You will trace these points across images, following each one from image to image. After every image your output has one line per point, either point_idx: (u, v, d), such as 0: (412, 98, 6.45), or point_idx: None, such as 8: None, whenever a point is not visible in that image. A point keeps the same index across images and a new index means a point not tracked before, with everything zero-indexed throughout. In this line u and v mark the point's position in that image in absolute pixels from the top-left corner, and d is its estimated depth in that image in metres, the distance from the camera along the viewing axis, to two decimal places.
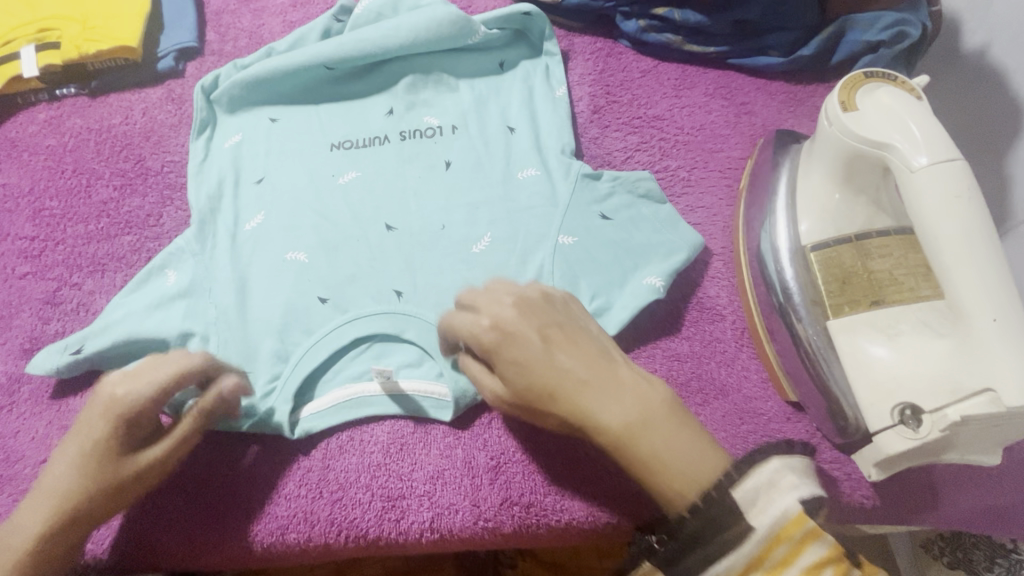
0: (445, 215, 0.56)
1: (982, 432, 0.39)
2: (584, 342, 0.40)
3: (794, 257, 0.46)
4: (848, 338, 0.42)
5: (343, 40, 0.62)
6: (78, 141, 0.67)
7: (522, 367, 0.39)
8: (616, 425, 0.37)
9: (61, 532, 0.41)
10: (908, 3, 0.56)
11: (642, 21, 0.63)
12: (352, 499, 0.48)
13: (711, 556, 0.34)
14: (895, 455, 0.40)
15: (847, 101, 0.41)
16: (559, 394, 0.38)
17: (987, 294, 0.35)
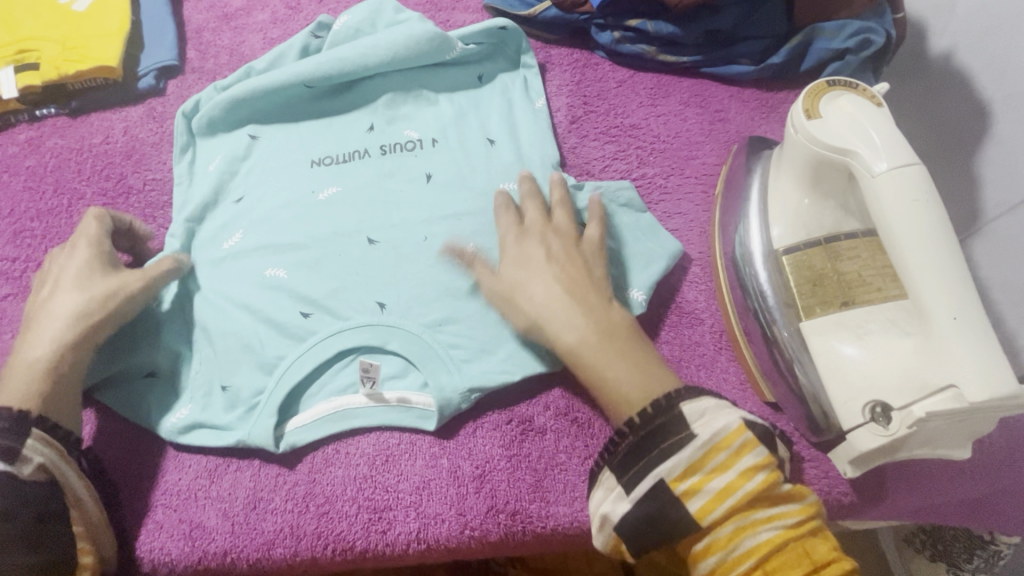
0: (427, 226, 0.57)
1: (951, 428, 0.40)
2: (579, 279, 0.47)
3: (766, 260, 0.47)
4: (819, 338, 0.44)
5: (321, 59, 0.63)
6: (59, 161, 0.67)
7: (517, 283, 0.49)
8: (571, 342, 0.45)
9: (73, 345, 0.48)
10: (871, 11, 0.58)
11: (617, 32, 0.64)
12: (339, 512, 0.48)
13: (655, 458, 0.40)
14: (869, 452, 0.41)
15: (811, 107, 0.43)
16: (536, 312, 0.47)
17: (947, 293, 0.36)
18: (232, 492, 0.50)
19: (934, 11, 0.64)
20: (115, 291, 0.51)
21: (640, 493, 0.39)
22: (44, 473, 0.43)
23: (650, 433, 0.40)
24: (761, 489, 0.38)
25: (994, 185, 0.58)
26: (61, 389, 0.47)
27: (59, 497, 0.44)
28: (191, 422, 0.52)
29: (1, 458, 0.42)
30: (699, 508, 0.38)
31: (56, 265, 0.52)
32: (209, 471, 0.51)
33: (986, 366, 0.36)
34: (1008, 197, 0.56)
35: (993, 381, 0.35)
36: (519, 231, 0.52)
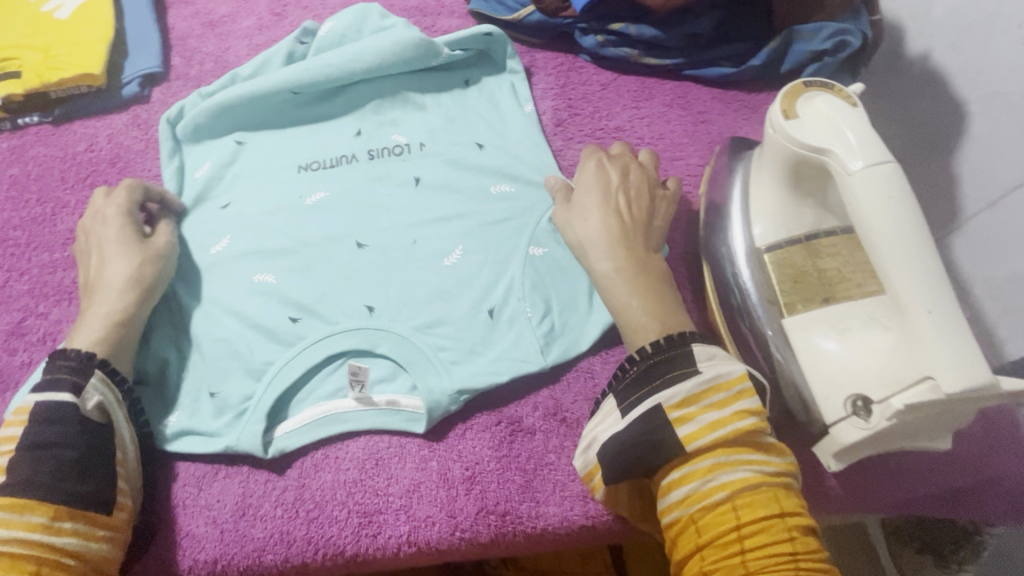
0: (415, 230, 0.57)
1: (932, 419, 0.40)
2: (628, 222, 0.48)
3: (750, 258, 0.48)
4: (801, 334, 0.44)
5: (307, 65, 0.63)
6: (42, 170, 0.67)
7: (574, 209, 0.50)
8: (603, 273, 0.47)
9: (135, 301, 0.52)
10: (850, 12, 0.59)
11: (600, 36, 0.65)
12: (329, 517, 0.48)
13: (660, 385, 0.41)
14: (852, 445, 0.42)
15: (788, 108, 0.44)
16: (579, 238, 0.49)
17: (920, 287, 0.37)
18: (221, 499, 0.50)
19: (911, 13, 0.65)
20: (159, 252, 0.55)
21: (635, 414, 0.41)
22: (101, 411, 0.45)
23: (666, 363, 0.41)
24: (748, 431, 0.38)
25: (972, 181, 0.59)
26: (129, 339, 0.51)
27: (110, 438, 0.46)
28: (179, 429, 0.51)
29: (70, 392, 0.45)
30: (687, 434, 0.39)
31: (95, 238, 0.55)
32: (198, 478, 0.51)
33: (965, 360, 0.36)
34: (986, 192, 0.58)
35: (969, 373, 0.35)
36: (592, 164, 0.53)
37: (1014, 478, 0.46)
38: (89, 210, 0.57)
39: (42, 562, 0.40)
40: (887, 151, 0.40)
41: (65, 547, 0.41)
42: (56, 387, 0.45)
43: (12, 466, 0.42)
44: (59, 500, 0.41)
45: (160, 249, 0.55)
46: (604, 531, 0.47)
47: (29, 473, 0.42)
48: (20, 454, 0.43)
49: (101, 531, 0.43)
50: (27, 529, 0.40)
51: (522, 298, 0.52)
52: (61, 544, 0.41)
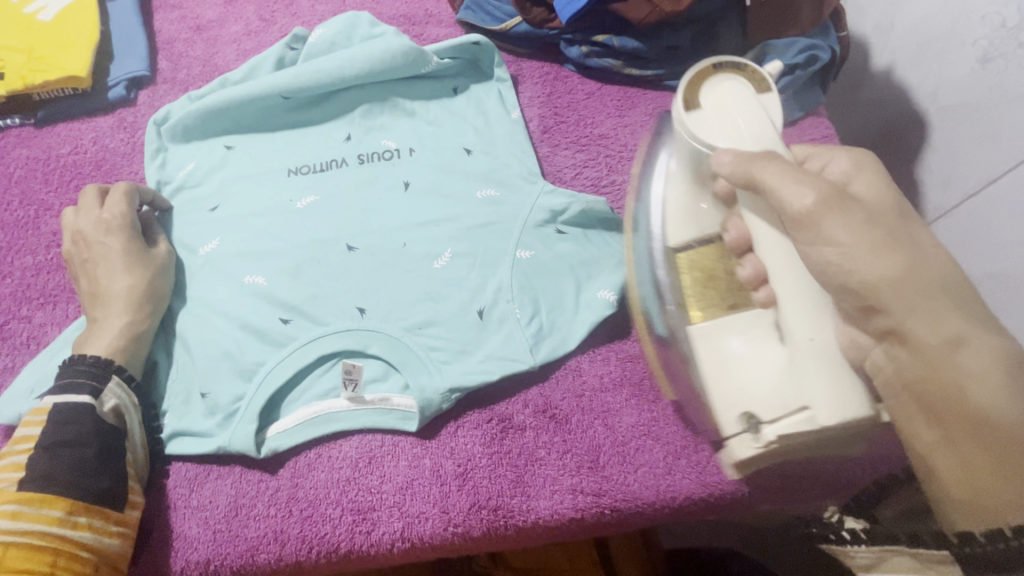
0: (405, 233, 0.58)
1: (823, 442, 0.42)
2: (925, 285, 0.37)
3: (665, 261, 0.48)
4: (706, 341, 0.45)
5: (298, 71, 0.64)
6: (25, 172, 0.66)
7: (870, 259, 0.37)
8: (974, 391, 0.35)
9: (145, 312, 0.53)
10: (818, 29, 0.64)
11: (585, 47, 0.67)
12: (323, 515, 0.48)
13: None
14: (748, 460, 0.44)
15: (692, 97, 0.45)
16: (905, 321, 0.37)
17: (803, 316, 0.40)
18: (213, 500, 0.50)
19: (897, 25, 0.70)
20: (161, 262, 0.57)
21: None
22: (116, 412, 0.48)
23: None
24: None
25: (956, 182, 0.65)
26: (143, 348, 0.52)
27: (123, 438, 0.48)
28: (171, 431, 0.52)
29: (89, 394, 0.47)
30: None
31: (95, 249, 0.55)
32: (189, 480, 0.51)
33: (840, 392, 0.38)
34: (965, 188, 0.64)
35: (842, 401, 0.38)
36: (888, 218, 0.39)
37: None
38: (86, 217, 0.56)
39: (58, 554, 0.41)
40: (773, 137, 0.44)
41: (81, 541, 0.43)
42: (72, 389, 0.47)
43: (28, 464, 0.44)
44: (74, 494, 0.43)
45: (162, 262, 0.57)
46: (593, 524, 0.48)
47: (46, 469, 0.44)
48: (37, 451, 0.44)
49: (114, 526, 0.45)
50: (44, 523, 0.42)
51: (510, 299, 0.54)
52: (77, 538, 0.42)
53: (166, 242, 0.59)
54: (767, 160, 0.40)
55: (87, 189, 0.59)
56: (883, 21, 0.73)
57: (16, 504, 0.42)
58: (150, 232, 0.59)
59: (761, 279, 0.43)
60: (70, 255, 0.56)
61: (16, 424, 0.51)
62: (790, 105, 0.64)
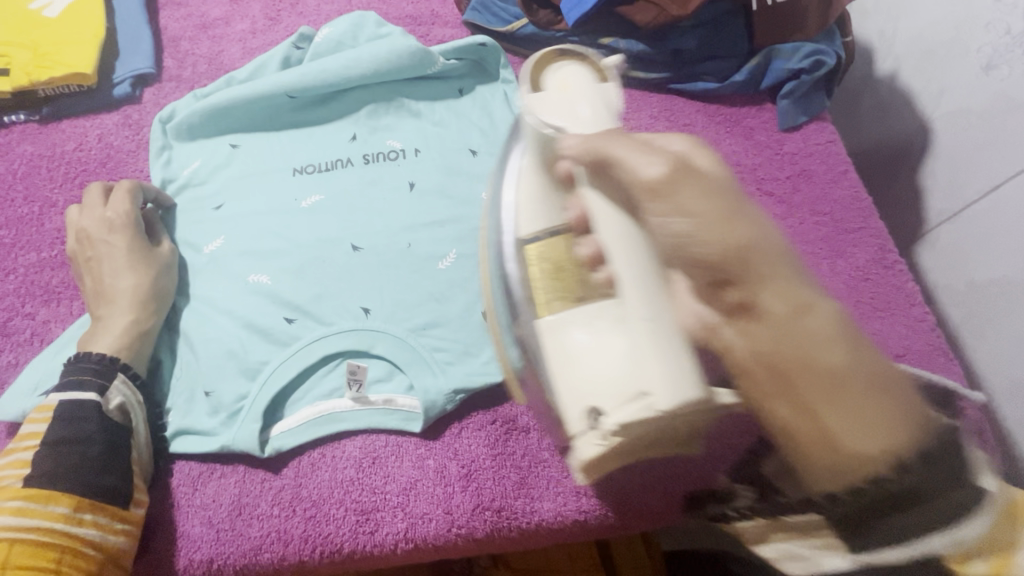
0: (410, 233, 0.58)
1: (663, 436, 0.38)
2: (771, 251, 0.33)
3: (515, 251, 0.44)
4: (554, 336, 0.40)
5: (304, 70, 0.64)
6: (30, 168, 0.66)
7: (711, 226, 0.33)
8: (831, 357, 0.31)
9: (150, 310, 0.53)
10: (823, 34, 0.64)
11: (591, 49, 0.67)
12: (326, 515, 0.48)
13: (934, 523, 0.31)
14: (595, 462, 0.40)
15: (535, 80, 0.44)
16: (757, 290, 0.32)
17: (642, 294, 0.36)
18: (216, 499, 0.50)
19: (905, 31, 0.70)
20: (165, 260, 0.57)
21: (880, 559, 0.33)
22: (121, 410, 0.48)
23: (922, 497, 0.30)
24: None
25: (957, 189, 0.66)
26: (148, 346, 0.52)
27: (129, 436, 0.47)
28: (175, 429, 0.52)
29: (95, 391, 0.47)
30: None
31: (100, 248, 0.55)
32: (192, 478, 0.51)
33: (674, 371, 0.34)
34: (966, 194, 0.65)
35: (678, 387, 0.34)
36: (725, 188, 0.35)
37: None
38: (90, 215, 0.56)
39: (64, 550, 0.41)
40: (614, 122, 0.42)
41: (87, 537, 0.43)
42: (79, 386, 0.47)
43: (35, 462, 0.44)
44: (80, 492, 0.43)
45: (166, 261, 0.57)
46: (595, 526, 0.48)
47: (53, 465, 0.43)
48: (43, 449, 0.44)
49: (119, 524, 0.45)
50: (51, 519, 0.42)
51: None
52: (82, 535, 0.42)
53: (169, 240, 0.59)
54: (611, 140, 0.38)
55: (92, 186, 0.59)
56: (887, 27, 0.73)
57: (20, 500, 0.42)
58: (154, 229, 0.59)
59: (601, 259, 0.39)
60: (74, 253, 0.56)
61: (21, 421, 0.51)
62: (795, 109, 0.64)
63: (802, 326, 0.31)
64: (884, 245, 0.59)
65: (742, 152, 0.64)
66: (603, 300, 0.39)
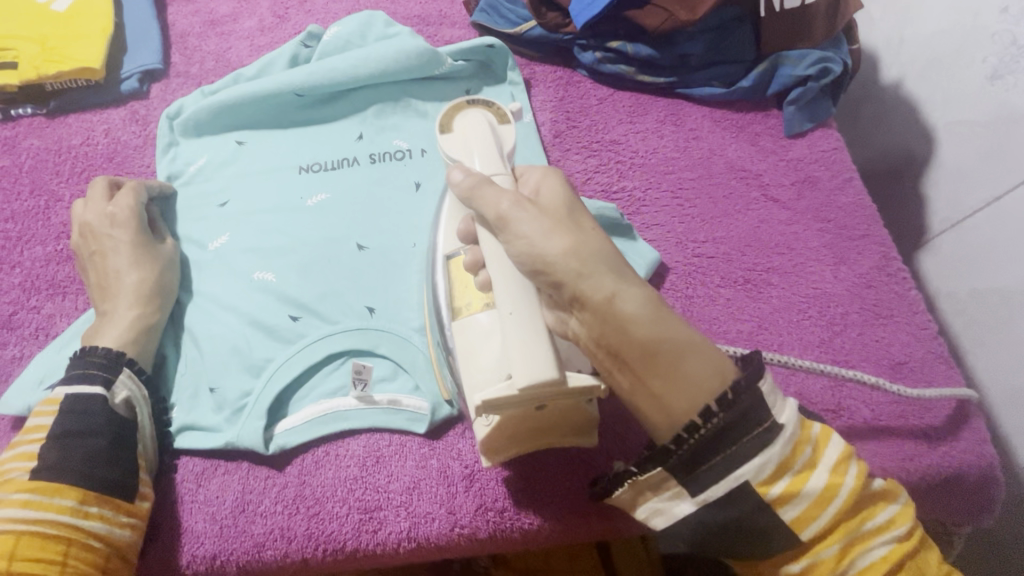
0: (415, 233, 0.59)
1: (544, 420, 0.43)
2: (595, 252, 0.38)
3: (441, 265, 0.49)
4: (463, 333, 0.44)
5: (312, 69, 0.64)
6: (36, 162, 0.66)
7: (542, 238, 0.37)
8: (640, 330, 0.37)
9: (153, 306, 0.53)
10: (831, 41, 0.64)
11: (598, 53, 0.68)
12: (330, 513, 0.48)
13: (739, 455, 0.36)
14: (489, 444, 0.44)
15: (445, 123, 0.47)
16: (578, 285, 0.37)
17: (510, 288, 0.37)
18: (220, 495, 0.50)
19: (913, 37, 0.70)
20: (168, 257, 0.57)
21: (710, 494, 0.37)
22: (128, 405, 0.48)
23: (722, 432, 0.36)
24: (858, 485, 0.37)
25: (960, 197, 0.66)
26: (152, 342, 0.52)
27: (135, 431, 0.48)
28: (180, 425, 0.52)
29: (101, 385, 0.47)
30: (799, 518, 0.36)
31: (105, 242, 0.55)
32: (197, 474, 0.51)
33: (531, 349, 0.35)
34: (969, 203, 0.65)
35: (534, 366, 0.35)
36: (556, 208, 0.41)
37: (973, 477, 0.50)
38: (93, 210, 0.56)
39: (71, 544, 0.42)
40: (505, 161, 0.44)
41: (93, 531, 0.43)
42: (85, 380, 0.47)
43: (41, 455, 0.44)
44: (88, 486, 0.43)
45: (170, 258, 0.57)
46: (596, 529, 0.48)
47: (60, 458, 0.44)
48: (49, 442, 0.44)
49: (125, 517, 0.45)
50: (57, 512, 0.42)
51: None
52: (88, 528, 0.42)
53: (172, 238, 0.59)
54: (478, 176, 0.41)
55: (97, 181, 0.59)
56: (893, 35, 0.73)
57: (27, 493, 0.42)
58: (157, 226, 0.59)
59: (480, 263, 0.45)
60: (78, 248, 0.56)
61: (26, 415, 0.51)
62: (800, 116, 0.65)
63: (618, 309, 0.37)
64: (888, 253, 0.59)
65: (748, 158, 0.65)
66: (490, 305, 0.44)
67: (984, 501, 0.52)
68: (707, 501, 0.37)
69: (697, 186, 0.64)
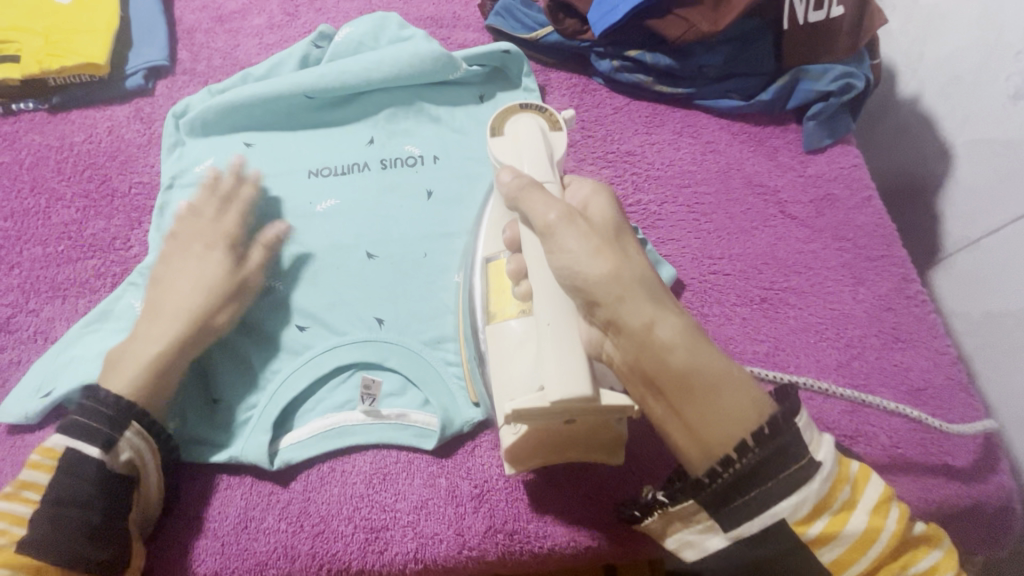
0: (426, 243, 0.57)
1: (573, 431, 0.42)
2: (639, 279, 0.38)
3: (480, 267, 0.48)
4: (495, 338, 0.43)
5: (323, 71, 0.63)
6: (37, 159, 0.64)
7: (586, 259, 0.37)
8: (677, 360, 0.37)
9: (187, 339, 0.49)
10: (853, 56, 0.63)
11: (616, 61, 0.66)
12: (334, 532, 0.47)
13: (774, 491, 0.36)
14: (515, 453, 0.43)
15: (496, 125, 0.47)
16: (618, 311, 0.37)
17: (548, 301, 0.38)
18: (222, 511, 0.49)
19: (934, 54, 0.69)
20: (235, 285, 0.52)
21: (745, 530, 0.36)
22: (128, 467, 0.44)
23: (757, 467, 0.35)
24: (898, 530, 0.36)
25: (978, 217, 0.65)
26: (169, 380, 0.48)
27: (133, 493, 0.45)
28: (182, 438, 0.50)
29: (99, 447, 0.43)
30: (837, 557, 0.36)
31: (179, 257, 0.52)
32: (198, 489, 0.49)
33: (566, 362, 0.35)
34: (985, 224, 0.64)
35: (569, 380, 0.35)
36: (603, 230, 0.40)
37: (990, 507, 0.50)
38: (191, 219, 0.54)
39: None
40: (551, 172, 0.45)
41: None
42: (86, 437, 0.44)
43: (32, 521, 0.42)
44: (74, 563, 0.41)
45: (239, 289, 0.52)
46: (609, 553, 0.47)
47: (49, 531, 0.41)
48: (43, 508, 0.42)
49: None
50: None
51: None
52: None
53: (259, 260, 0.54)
54: (529, 186, 0.41)
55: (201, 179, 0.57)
56: (913, 49, 0.72)
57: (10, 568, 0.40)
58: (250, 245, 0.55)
59: (524, 272, 0.44)
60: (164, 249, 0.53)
61: (24, 422, 0.51)
62: (820, 132, 0.64)
63: (657, 339, 0.37)
64: (907, 275, 0.58)
65: (766, 173, 0.63)
66: (526, 313, 0.42)
67: (1001, 532, 0.51)
68: (742, 536, 0.36)
69: (713, 201, 0.63)
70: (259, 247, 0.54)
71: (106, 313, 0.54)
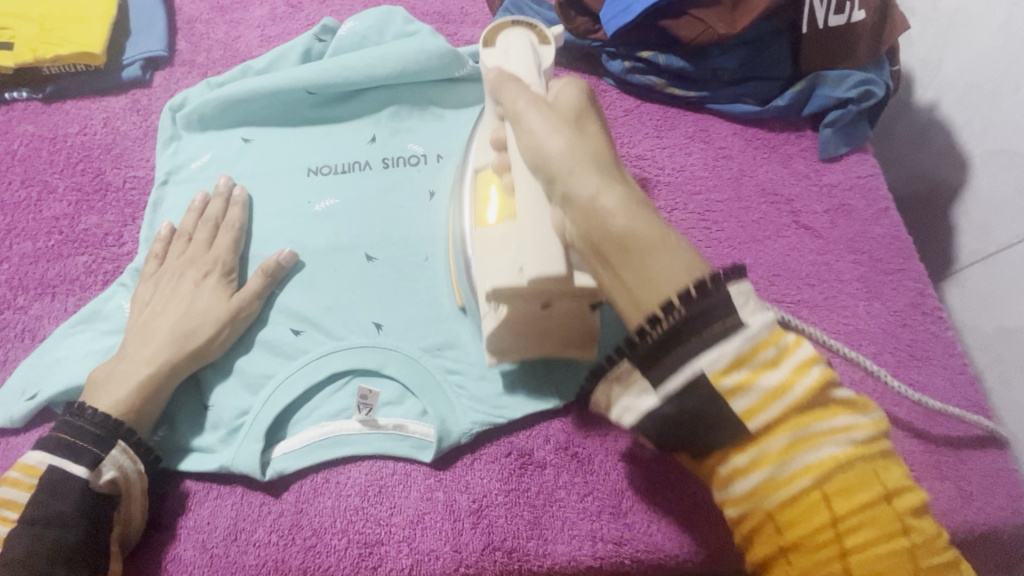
0: (429, 246, 0.55)
1: (550, 318, 0.43)
2: (597, 155, 0.35)
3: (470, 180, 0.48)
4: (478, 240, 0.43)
5: (325, 66, 0.61)
6: (30, 150, 0.63)
7: (546, 135, 0.36)
8: (617, 222, 0.32)
9: (174, 363, 0.48)
10: (873, 62, 0.61)
11: (627, 62, 0.65)
12: (328, 546, 0.46)
13: (698, 346, 0.31)
14: (495, 341, 0.45)
15: (489, 38, 0.46)
16: (568, 180, 0.34)
17: (524, 185, 0.38)
18: (211, 522, 0.47)
19: (954, 61, 0.67)
20: (224, 311, 0.50)
21: (671, 388, 0.32)
22: (111, 486, 0.43)
23: (688, 326, 0.31)
24: (819, 387, 0.31)
25: (994, 230, 0.63)
26: (157, 403, 0.47)
27: (112, 515, 0.43)
28: (171, 445, 0.49)
29: (83, 466, 0.42)
30: (746, 407, 0.31)
31: (171, 285, 0.51)
32: (187, 499, 0.48)
33: (540, 241, 0.36)
34: (1003, 237, 0.62)
35: (541, 259, 0.36)
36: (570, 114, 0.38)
37: (1008, 533, 0.48)
38: (191, 246, 0.53)
39: None
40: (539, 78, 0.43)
41: None
42: (71, 454, 0.42)
43: (6, 543, 0.40)
44: None
45: (230, 317, 0.50)
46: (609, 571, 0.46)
47: (25, 554, 0.39)
48: (18, 529, 0.40)
49: None
50: None
51: None
52: None
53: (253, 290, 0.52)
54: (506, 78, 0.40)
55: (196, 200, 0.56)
56: (932, 56, 0.70)
57: None
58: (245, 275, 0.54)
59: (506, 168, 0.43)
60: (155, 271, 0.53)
61: (7, 425, 0.49)
62: (837, 139, 0.61)
63: (600, 206, 0.33)
64: (923, 290, 0.56)
65: (780, 181, 0.62)
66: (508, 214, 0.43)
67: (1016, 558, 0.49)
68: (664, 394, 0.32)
69: (725, 209, 0.61)
70: (257, 277, 0.52)
71: (93, 314, 0.53)
